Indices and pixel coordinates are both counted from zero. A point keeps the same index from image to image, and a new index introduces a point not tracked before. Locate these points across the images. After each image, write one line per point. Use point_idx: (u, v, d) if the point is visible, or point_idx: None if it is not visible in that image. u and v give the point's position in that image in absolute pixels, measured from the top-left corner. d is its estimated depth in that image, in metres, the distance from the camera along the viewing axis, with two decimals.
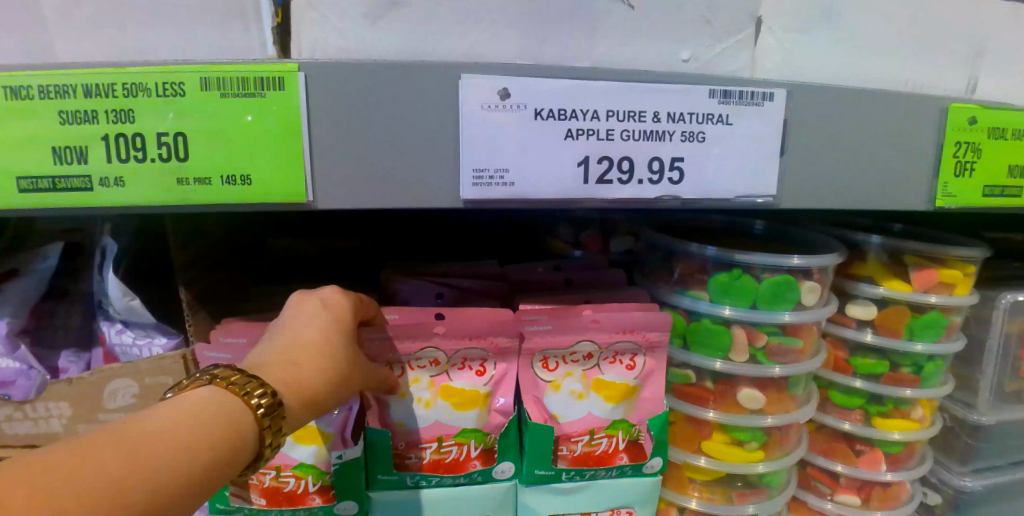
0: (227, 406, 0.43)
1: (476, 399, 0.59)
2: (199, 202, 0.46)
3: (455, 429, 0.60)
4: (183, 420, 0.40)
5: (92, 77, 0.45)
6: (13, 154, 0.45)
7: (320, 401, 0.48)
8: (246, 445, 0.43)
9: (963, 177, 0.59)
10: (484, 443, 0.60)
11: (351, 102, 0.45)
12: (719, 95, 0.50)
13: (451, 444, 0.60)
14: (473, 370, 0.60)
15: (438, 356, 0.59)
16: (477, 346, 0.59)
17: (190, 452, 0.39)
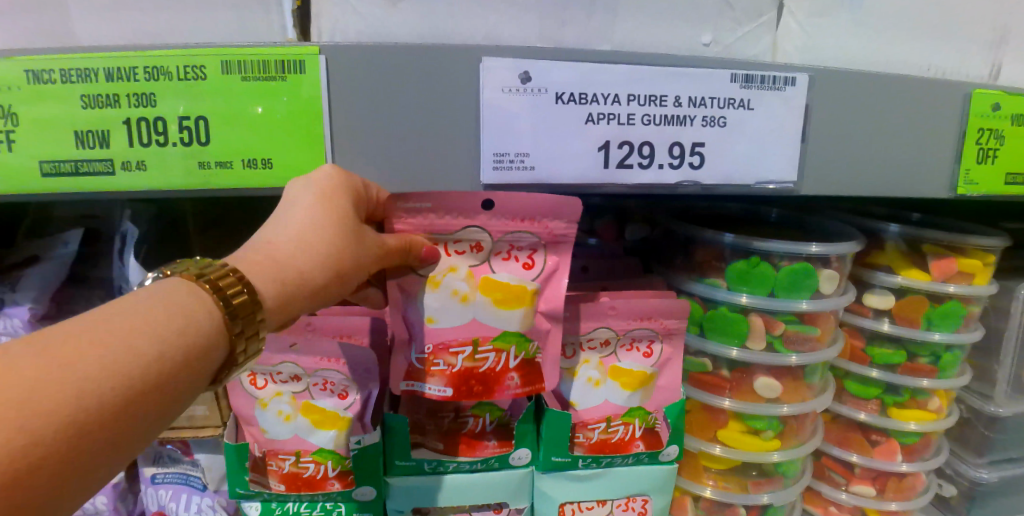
0: (187, 295, 0.41)
1: (521, 296, 0.51)
2: (221, 186, 0.47)
3: (495, 331, 0.51)
4: (140, 312, 0.39)
5: (112, 61, 0.45)
6: (37, 138, 0.46)
7: (317, 288, 0.45)
8: (202, 340, 0.41)
9: (985, 164, 0.58)
10: (525, 354, 0.52)
11: (373, 86, 0.46)
12: (741, 79, 0.49)
13: (487, 350, 0.51)
14: (520, 263, 0.52)
15: (483, 239, 0.51)
16: (525, 230, 0.51)
17: (113, 358, 0.37)
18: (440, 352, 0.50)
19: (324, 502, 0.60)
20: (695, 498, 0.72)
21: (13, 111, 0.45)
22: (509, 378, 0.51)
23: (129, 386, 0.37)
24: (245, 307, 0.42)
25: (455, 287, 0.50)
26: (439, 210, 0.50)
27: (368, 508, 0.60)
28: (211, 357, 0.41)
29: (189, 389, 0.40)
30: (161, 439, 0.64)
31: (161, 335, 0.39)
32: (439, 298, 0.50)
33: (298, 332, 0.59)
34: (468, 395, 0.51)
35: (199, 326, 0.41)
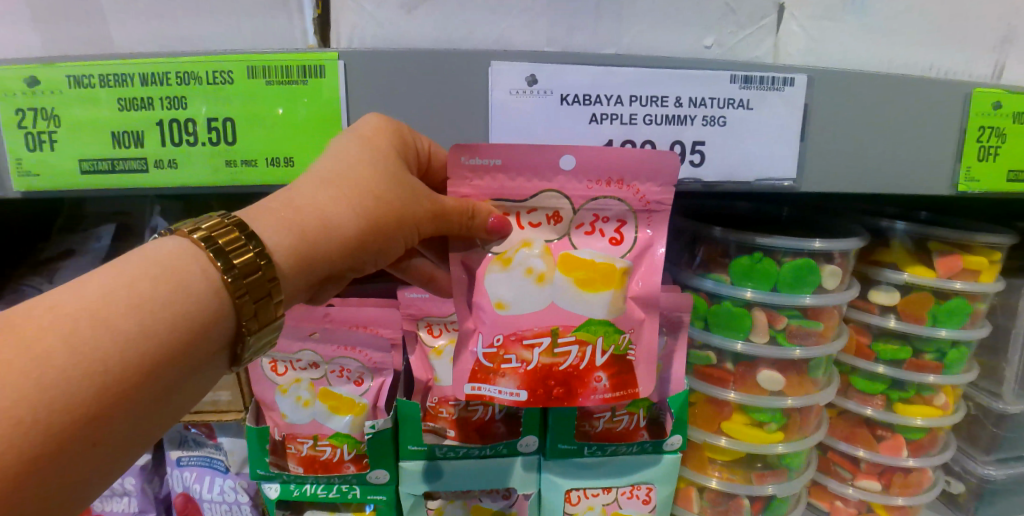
0: (183, 264, 0.42)
1: (608, 277, 0.49)
2: (248, 182, 0.50)
3: (578, 319, 0.49)
4: (132, 285, 0.40)
5: (147, 66, 0.48)
6: (78, 139, 0.49)
7: (348, 240, 0.45)
8: (198, 307, 0.41)
9: (986, 162, 0.59)
10: (612, 348, 0.50)
11: (389, 89, 0.48)
12: (740, 80, 0.51)
13: (568, 342, 0.49)
14: (604, 238, 0.50)
15: (561, 208, 0.50)
16: (614, 196, 0.50)
17: (92, 330, 0.38)
18: (516, 343, 0.49)
19: (340, 484, 0.63)
20: (700, 488, 0.74)
21: (55, 113, 0.49)
22: (592, 376, 0.50)
23: (112, 361, 0.38)
24: (246, 266, 0.42)
25: (532, 265, 0.49)
26: (514, 170, 0.49)
27: (381, 490, 0.63)
28: (213, 322, 0.42)
29: (182, 362, 0.41)
30: (187, 423, 0.68)
31: (143, 306, 0.39)
32: (516, 277, 0.50)
33: (317, 322, 0.62)
34: (544, 396, 0.49)
35: (191, 294, 0.41)
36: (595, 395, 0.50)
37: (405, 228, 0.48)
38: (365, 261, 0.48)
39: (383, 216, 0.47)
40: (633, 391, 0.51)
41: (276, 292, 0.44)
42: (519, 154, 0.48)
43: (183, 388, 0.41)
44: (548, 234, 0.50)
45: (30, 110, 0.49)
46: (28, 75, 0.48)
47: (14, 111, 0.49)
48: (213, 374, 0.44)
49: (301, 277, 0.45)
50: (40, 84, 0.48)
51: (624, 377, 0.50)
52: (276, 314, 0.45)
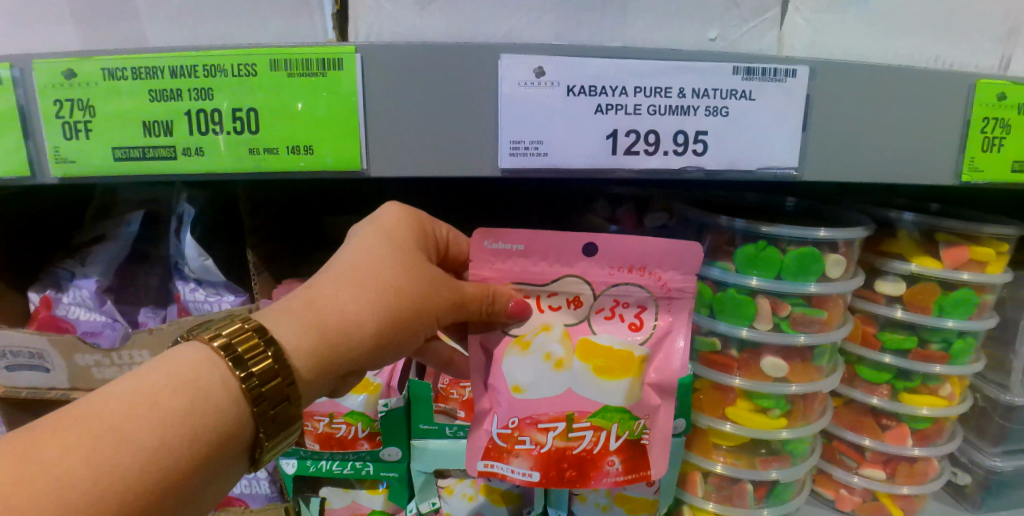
0: (203, 377, 0.47)
1: (626, 365, 0.56)
2: (270, 169, 0.52)
3: (593, 406, 0.56)
4: (154, 400, 0.45)
5: (177, 60, 0.51)
6: (111, 127, 0.52)
7: (368, 339, 0.52)
8: (223, 412, 0.47)
9: (989, 152, 0.60)
10: (626, 434, 0.57)
11: (403, 80, 0.51)
12: (742, 71, 0.53)
13: (583, 428, 0.57)
14: (624, 323, 0.57)
15: (583, 293, 0.57)
16: (635, 282, 0.57)
17: (115, 449, 0.42)
18: (531, 426, 0.56)
19: (354, 461, 0.69)
20: (705, 473, 0.75)
21: (90, 103, 0.52)
22: (604, 459, 0.57)
23: (147, 475, 0.43)
24: (266, 373, 0.48)
25: (551, 351, 0.57)
26: (537, 255, 0.57)
27: (394, 467, 0.69)
28: (235, 428, 0.47)
29: (205, 465, 0.46)
30: None
31: (163, 422, 0.44)
32: (535, 361, 0.57)
33: None
34: (558, 476, 0.57)
35: (217, 399, 0.47)
36: (608, 477, 0.57)
37: (428, 320, 0.55)
38: (389, 354, 0.55)
39: (406, 314, 0.54)
40: (644, 473, 0.58)
41: (295, 395, 0.49)
42: (541, 243, 0.57)
43: (210, 486, 0.47)
44: (568, 318, 0.57)
45: (66, 101, 0.52)
46: (67, 67, 0.52)
47: (53, 102, 0.52)
48: (235, 472, 0.49)
49: (322, 377, 0.51)
50: (76, 76, 0.52)
51: (637, 460, 0.58)
52: (296, 415, 0.50)
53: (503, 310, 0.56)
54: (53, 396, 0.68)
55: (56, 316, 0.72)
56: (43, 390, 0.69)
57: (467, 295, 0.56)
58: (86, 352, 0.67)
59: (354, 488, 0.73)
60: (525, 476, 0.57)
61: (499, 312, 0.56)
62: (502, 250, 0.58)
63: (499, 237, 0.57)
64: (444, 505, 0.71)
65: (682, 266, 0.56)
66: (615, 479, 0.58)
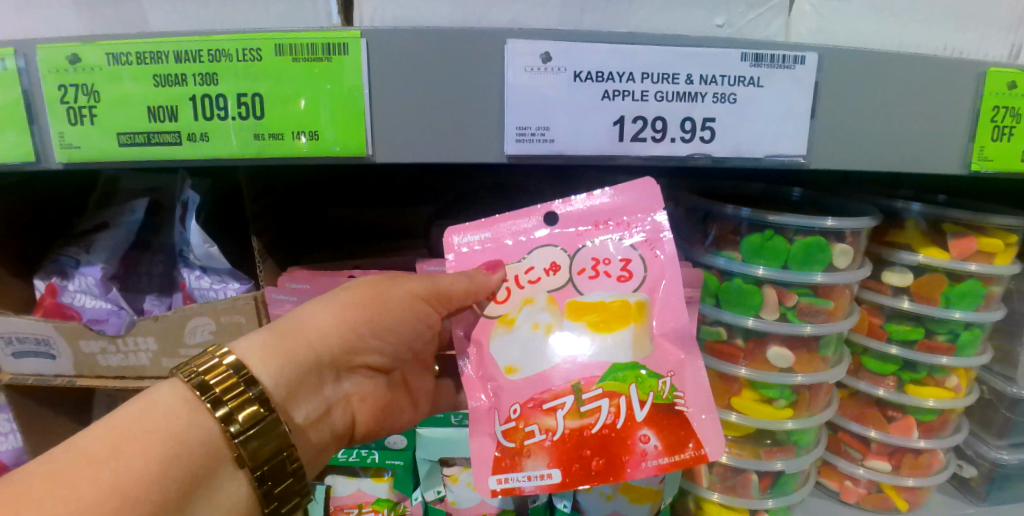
0: (155, 398, 0.50)
1: (625, 315, 0.58)
2: (274, 155, 0.52)
3: (597, 368, 0.56)
4: (105, 423, 0.47)
5: (181, 44, 0.51)
6: (116, 113, 0.52)
7: (329, 328, 0.58)
8: (172, 421, 0.49)
9: (1000, 141, 0.59)
10: (649, 396, 0.56)
11: (407, 65, 0.50)
12: (750, 58, 0.52)
13: (597, 398, 0.56)
14: (612, 277, 0.59)
15: (559, 260, 0.60)
16: (609, 236, 0.60)
17: (73, 464, 0.44)
18: (537, 411, 0.56)
19: (359, 449, 0.71)
20: (709, 464, 0.75)
21: (95, 89, 0.52)
22: (635, 437, 0.55)
23: (107, 498, 0.43)
24: (217, 373, 0.52)
25: (539, 320, 0.58)
26: (505, 237, 0.61)
27: (399, 455, 0.71)
28: (198, 436, 0.49)
29: (166, 464, 0.47)
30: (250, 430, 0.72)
31: (113, 434, 0.46)
32: (524, 333, 0.58)
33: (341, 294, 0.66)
34: (584, 469, 0.55)
35: (161, 413, 0.49)
36: (646, 460, 0.55)
37: (397, 304, 0.61)
38: (364, 342, 0.61)
39: (368, 298, 0.60)
40: (688, 448, 0.56)
41: (255, 387, 0.52)
42: (506, 227, 0.62)
43: (192, 498, 0.48)
44: (553, 286, 0.59)
45: (71, 86, 0.52)
46: (72, 52, 0.51)
47: (57, 87, 0.52)
48: (232, 484, 0.51)
49: (285, 374, 0.55)
50: (81, 61, 0.52)
51: (671, 432, 0.56)
52: (266, 408, 0.52)
53: (484, 280, 0.59)
54: (59, 383, 0.69)
55: (61, 303, 0.72)
56: (50, 377, 0.69)
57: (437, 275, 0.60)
58: (91, 339, 0.67)
59: (358, 476, 0.74)
60: (545, 477, 0.55)
61: (483, 285, 0.58)
62: (474, 242, 0.62)
63: (467, 231, 0.62)
64: (449, 494, 0.72)
65: (652, 209, 0.61)
66: (656, 460, 0.55)
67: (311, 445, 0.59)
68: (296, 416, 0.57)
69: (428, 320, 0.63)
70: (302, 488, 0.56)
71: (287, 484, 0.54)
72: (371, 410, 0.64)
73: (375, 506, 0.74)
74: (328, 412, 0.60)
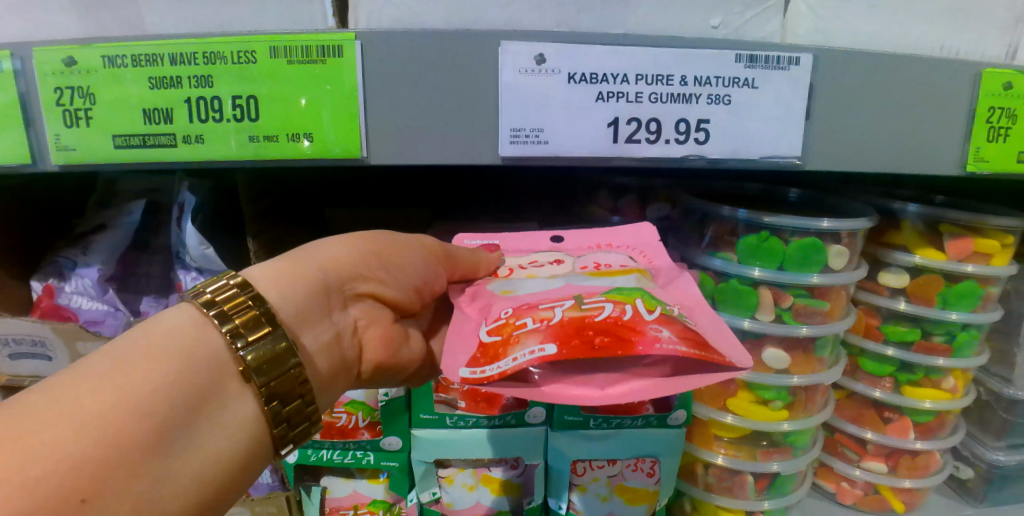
0: (163, 319, 0.48)
1: (625, 270, 0.60)
2: (269, 157, 0.52)
3: (604, 290, 0.55)
4: (112, 345, 0.45)
5: (176, 46, 0.51)
6: (111, 115, 0.52)
7: (337, 255, 0.58)
8: (176, 337, 0.47)
9: (995, 142, 0.59)
10: (657, 307, 0.52)
11: (400, 66, 0.50)
12: (745, 59, 0.52)
13: (599, 302, 0.53)
14: (611, 266, 0.61)
15: (562, 258, 0.64)
16: (612, 254, 0.64)
17: (75, 383, 0.42)
18: (533, 309, 0.53)
19: (354, 450, 0.71)
20: (706, 465, 0.75)
21: (90, 91, 0.52)
22: (646, 328, 0.50)
23: (115, 414, 0.41)
24: (222, 291, 0.50)
25: (538, 275, 0.61)
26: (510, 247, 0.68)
27: (396, 456, 0.71)
28: (205, 350, 0.47)
29: (170, 380, 0.44)
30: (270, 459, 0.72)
31: (117, 354, 0.44)
32: (527, 281, 0.60)
33: None
34: (585, 344, 0.48)
35: (166, 331, 0.47)
36: (658, 342, 0.48)
37: (407, 242, 0.62)
38: (373, 274, 0.60)
39: (377, 236, 0.62)
40: (707, 347, 0.49)
41: (262, 302, 0.50)
42: (513, 240, 0.69)
43: (204, 412, 0.45)
44: (554, 269, 0.61)
45: (67, 89, 0.52)
46: (67, 55, 0.52)
47: (53, 89, 0.52)
48: (239, 402, 0.48)
49: (293, 293, 0.53)
50: (77, 64, 0.52)
51: (683, 334, 0.50)
52: (273, 322, 0.50)
53: (487, 256, 0.64)
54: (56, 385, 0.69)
55: (59, 305, 0.73)
56: (47, 378, 0.69)
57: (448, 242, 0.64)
58: (88, 340, 0.67)
59: (355, 477, 0.75)
60: (538, 351, 0.48)
61: (484, 258, 0.63)
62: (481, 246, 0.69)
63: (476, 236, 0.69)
64: (445, 495, 0.72)
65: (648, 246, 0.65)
66: (670, 344, 0.48)
67: (323, 372, 0.55)
68: (307, 337, 0.53)
69: (440, 271, 0.63)
70: (313, 414, 0.52)
71: (297, 406, 0.51)
72: (382, 345, 0.61)
73: (371, 506, 0.74)
74: (339, 338, 0.57)
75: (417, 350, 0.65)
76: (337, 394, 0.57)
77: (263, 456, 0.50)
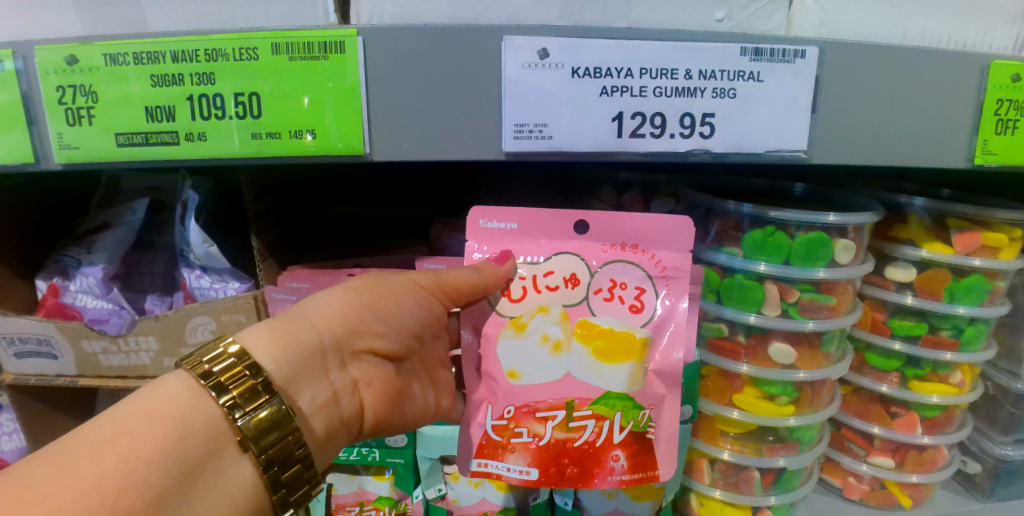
0: (161, 385, 0.50)
1: (628, 348, 0.57)
2: (272, 154, 0.52)
3: (594, 393, 0.58)
4: (110, 411, 0.47)
5: (178, 43, 0.51)
6: (113, 114, 0.52)
7: (332, 314, 0.57)
8: (174, 403, 0.48)
9: (1003, 135, 0.58)
10: (630, 424, 0.58)
11: (403, 64, 0.50)
12: (751, 52, 0.52)
13: (585, 417, 0.58)
14: (624, 305, 0.59)
15: (578, 271, 0.60)
16: (631, 261, 0.60)
17: (76, 451, 0.44)
18: (528, 416, 0.58)
19: (359, 447, 0.72)
20: (711, 461, 0.75)
21: (93, 89, 0.52)
22: (608, 454, 0.58)
23: (115, 480, 0.43)
24: (217, 360, 0.51)
25: (549, 332, 0.59)
26: (526, 234, 0.61)
27: (399, 453, 0.72)
28: (201, 419, 0.49)
29: (168, 445, 0.46)
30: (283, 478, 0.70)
31: (117, 420, 0.46)
32: (532, 343, 0.59)
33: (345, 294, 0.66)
34: (557, 474, 0.58)
35: (163, 399, 0.48)
36: (612, 475, 0.58)
37: (397, 288, 0.60)
38: (369, 326, 0.59)
39: (370, 285, 0.60)
40: (650, 473, 0.59)
41: (259, 371, 0.51)
42: (534, 222, 0.61)
43: (200, 480, 0.47)
44: (567, 300, 0.59)
45: (69, 87, 0.52)
46: (69, 53, 0.51)
47: (55, 88, 0.52)
48: (238, 468, 0.49)
49: (289, 357, 0.54)
50: (79, 62, 0.52)
51: (641, 456, 0.59)
52: (269, 390, 0.51)
53: (495, 272, 0.58)
54: (61, 383, 0.69)
55: (63, 304, 0.72)
56: (53, 377, 0.70)
57: (441, 269, 0.60)
58: (93, 339, 0.68)
59: (359, 474, 0.75)
60: (523, 474, 0.58)
61: (493, 277, 0.58)
62: (498, 229, 0.62)
63: (494, 216, 0.61)
64: (450, 492, 0.72)
65: (675, 244, 0.59)
66: (620, 476, 0.59)
67: (319, 434, 0.56)
68: (302, 400, 0.54)
69: (432, 310, 0.62)
70: (312, 476, 0.53)
71: (295, 471, 0.52)
72: (384, 397, 0.61)
73: (377, 503, 0.75)
74: (336, 398, 0.57)
75: (419, 398, 0.64)
76: (335, 451, 0.58)
77: None
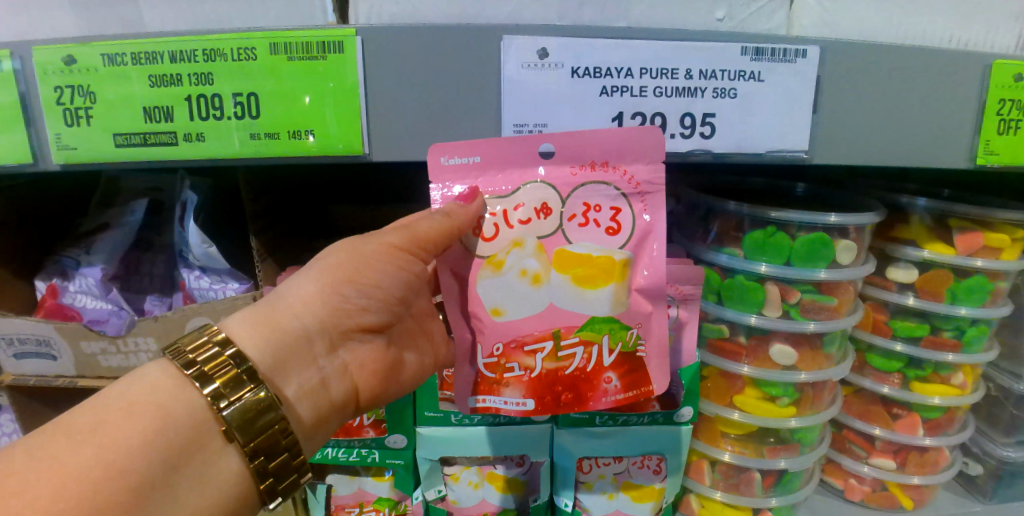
0: (143, 373, 0.50)
1: (609, 271, 0.54)
2: (271, 154, 0.52)
3: (579, 319, 0.55)
4: (92, 401, 0.47)
5: (176, 43, 0.50)
6: (111, 115, 0.52)
7: (315, 298, 0.55)
8: (156, 393, 0.48)
9: (1006, 135, 0.58)
10: (619, 346, 0.55)
11: (401, 64, 0.50)
12: (751, 52, 0.52)
13: (572, 345, 0.55)
14: (600, 228, 0.55)
15: (549, 199, 0.56)
16: (602, 180, 0.56)
17: (57, 441, 0.44)
18: (517, 351, 0.55)
19: (359, 448, 0.71)
20: (712, 462, 0.75)
21: (91, 90, 0.52)
22: (600, 377, 0.56)
23: (96, 472, 0.43)
24: (201, 350, 0.51)
25: (526, 267, 0.55)
26: (493, 168, 0.56)
27: (399, 454, 0.71)
28: (183, 409, 0.49)
29: (149, 435, 0.46)
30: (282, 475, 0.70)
31: (99, 410, 0.46)
32: (510, 280, 0.55)
33: None
34: (552, 402, 0.55)
35: (146, 389, 0.48)
36: (606, 397, 0.56)
37: (373, 255, 0.56)
38: (351, 303, 0.56)
39: (348, 254, 0.56)
40: (645, 389, 0.56)
41: (243, 361, 0.51)
42: (499, 154, 0.55)
43: (186, 470, 0.47)
44: (540, 231, 0.55)
45: (67, 88, 0.52)
46: (67, 54, 0.51)
47: (53, 89, 0.52)
48: (225, 459, 0.49)
49: (271, 345, 0.53)
50: (77, 63, 0.51)
51: (634, 374, 0.56)
52: (254, 379, 0.51)
53: (464, 214, 0.54)
54: (60, 383, 0.69)
55: (62, 304, 0.72)
56: (51, 378, 0.70)
57: (411, 223, 0.56)
58: (92, 340, 0.68)
59: (360, 475, 0.75)
60: (519, 405, 0.56)
61: (463, 219, 0.54)
62: (460, 165, 0.55)
63: (456, 151, 0.54)
64: (451, 493, 0.72)
65: (645, 157, 0.55)
66: (614, 397, 0.56)
67: (307, 421, 0.55)
68: (288, 388, 0.54)
69: (411, 270, 0.58)
70: (301, 464, 0.53)
71: (282, 460, 0.52)
72: (376, 374, 0.60)
73: (376, 504, 0.75)
74: (325, 384, 0.56)
75: (411, 366, 0.63)
76: (329, 434, 0.58)
77: (245, 508, 0.51)
